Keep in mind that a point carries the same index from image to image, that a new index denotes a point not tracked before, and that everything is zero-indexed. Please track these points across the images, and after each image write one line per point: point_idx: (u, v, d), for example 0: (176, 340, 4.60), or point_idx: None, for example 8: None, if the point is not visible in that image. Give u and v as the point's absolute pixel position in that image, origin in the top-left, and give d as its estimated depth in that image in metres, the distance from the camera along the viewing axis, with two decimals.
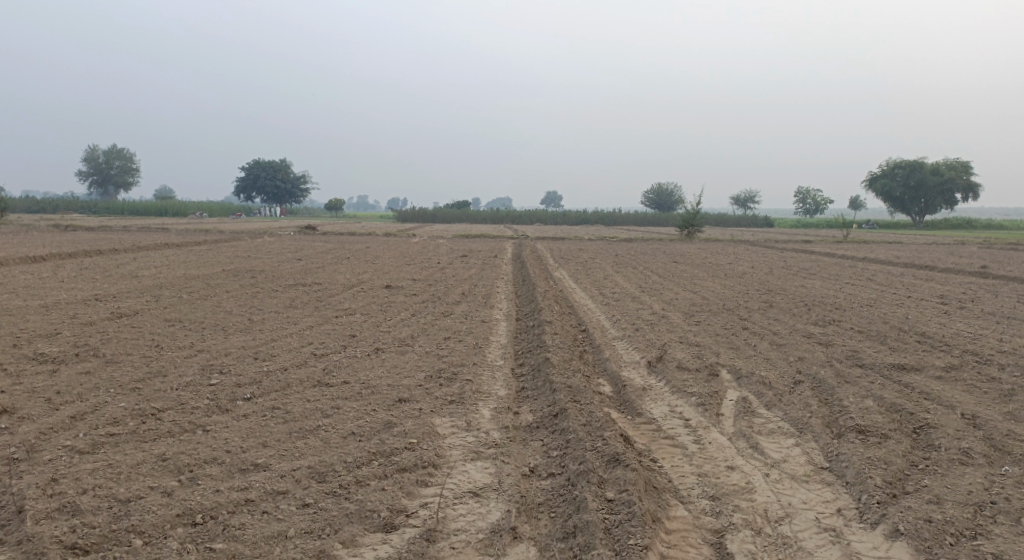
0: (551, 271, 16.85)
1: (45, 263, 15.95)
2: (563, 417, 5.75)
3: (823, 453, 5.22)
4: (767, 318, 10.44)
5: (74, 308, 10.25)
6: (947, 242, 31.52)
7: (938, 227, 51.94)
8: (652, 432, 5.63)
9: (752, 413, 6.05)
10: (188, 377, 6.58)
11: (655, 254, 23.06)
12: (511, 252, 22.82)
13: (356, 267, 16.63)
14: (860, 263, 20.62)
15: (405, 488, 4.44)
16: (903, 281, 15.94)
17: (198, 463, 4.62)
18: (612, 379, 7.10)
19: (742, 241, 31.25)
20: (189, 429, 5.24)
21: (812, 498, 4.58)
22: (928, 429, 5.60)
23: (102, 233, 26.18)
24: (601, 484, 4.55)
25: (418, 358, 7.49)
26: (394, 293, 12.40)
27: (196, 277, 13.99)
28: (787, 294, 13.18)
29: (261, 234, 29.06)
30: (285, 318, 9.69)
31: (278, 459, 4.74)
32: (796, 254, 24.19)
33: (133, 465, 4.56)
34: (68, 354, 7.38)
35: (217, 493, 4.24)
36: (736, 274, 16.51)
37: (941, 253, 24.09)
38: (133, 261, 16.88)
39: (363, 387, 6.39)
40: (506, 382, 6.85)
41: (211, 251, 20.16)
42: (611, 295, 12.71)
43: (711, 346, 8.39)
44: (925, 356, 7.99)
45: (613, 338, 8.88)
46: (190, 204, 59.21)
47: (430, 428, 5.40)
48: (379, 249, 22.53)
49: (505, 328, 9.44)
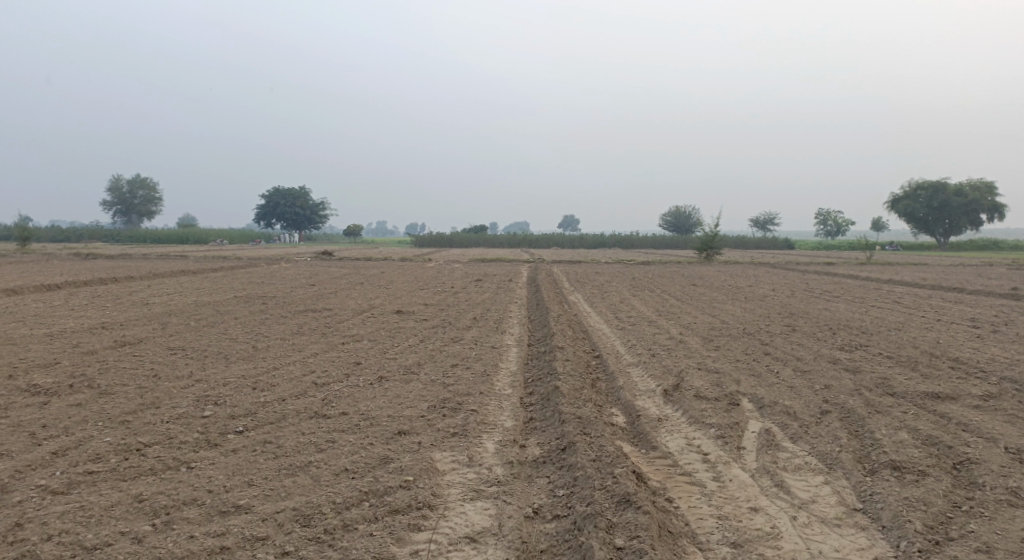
0: (566, 294, 16.51)
1: (58, 291, 15.89)
2: (571, 451, 5.37)
3: (855, 492, 4.79)
4: (789, 342, 9.99)
5: (78, 336, 10.03)
6: (973, 264, 30.64)
7: (963, 248, 50.97)
8: (667, 468, 5.23)
9: (776, 447, 5.62)
10: (181, 409, 6.29)
11: (673, 277, 22.64)
12: (528, 276, 22.48)
13: (368, 292, 16.41)
14: (885, 285, 20.04)
15: (396, 533, 4.09)
16: (931, 303, 15.38)
17: (176, 505, 4.32)
18: (626, 410, 6.70)
19: (762, 264, 30.61)
20: (172, 466, 4.93)
21: (845, 545, 4.15)
22: (969, 465, 5.14)
23: (122, 261, 26.22)
24: (611, 529, 4.15)
25: (422, 387, 7.14)
26: (405, 319, 12.10)
27: (207, 303, 13.81)
28: (810, 317, 12.73)
29: (277, 260, 28.98)
30: (290, 346, 9.40)
31: (262, 500, 4.41)
32: (820, 275, 23.61)
33: (106, 507, 4.26)
34: (61, 385, 7.13)
35: (190, 540, 3.93)
36: (757, 297, 16.04)
37: (968, 275, 23.38)
38: (145, 289, 16.75)
39: (362, 419, 6.05)
40: (513, 412, 6.47)
41: (225, 278, 20.08)
42: (627, 320, 12.31)
43: (731, 373, 7.96)
44: (960, 383, 7.49)
45: (628, 365, 8.49)
46: (211, 231, 59.68)
47: (429, 464, 5.03)
48: (393, 274, 22.39)
49: (516, 354, 9.08)
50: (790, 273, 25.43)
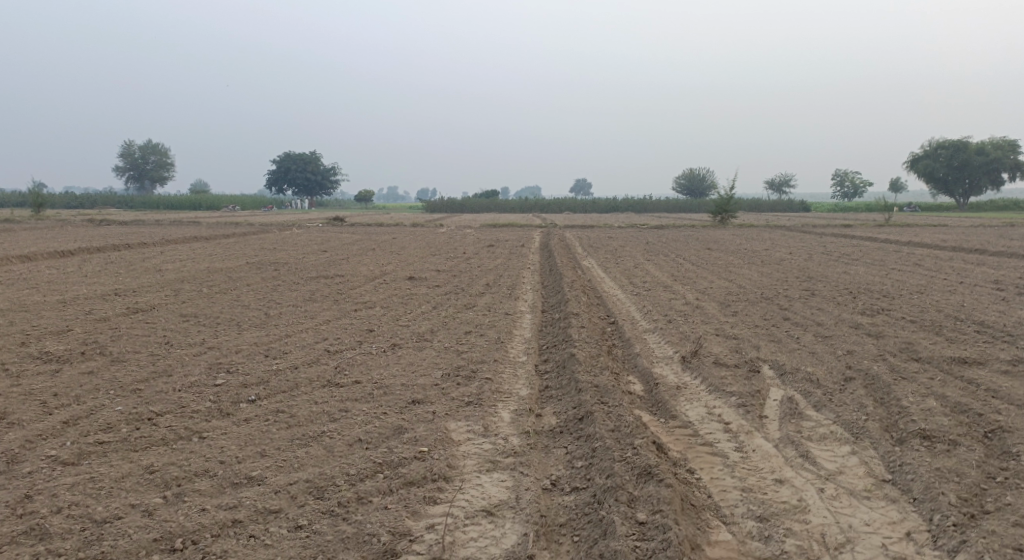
0: (579, 260, 16.32)
1: (71, 257, 15.87)
2: (589, 421, 5.24)
3: (883, 463, 4.63)
4: (809, 307, 9.77)
5: (91, 303, 9.99)
6: (994, 224, 30.10)
7: (984, 209, 50.07)
8: (688, 438, 5.09)
9: (800, 416, 5.47)
10: (193, 377, 6.20)
11: (688, 240, 22.33)
12: (541, 241, 22.26)
13: (380, 258, 16.28)
14: (905, 247, 19.69)
15: (411, 507, 3.99)
16: (953, 265, 15.04)
17: (188, 477, 4.23)
18: (643, 377, 6.56)
19: (777, 227, 30.13)
20: (184, 436, 4.85)
21: (875, 519, 4.00)
22: (1002, 433, 4.97)
23: (136, 227, 26.11)
24: (632, 503, 4.02)
25: (436, 355, 7.02)
26: (417, 285, 11.98)
27: (219, 270, 13.72)
28: (829, 281, 12.48)
29: (290, 226, 28.86)
30: (303, 313, 9.30)
31: (274, 472, 4.31)
32: (837, 238, 23.22)
33: (117, 479, 4.19)
34: (74, 353, 7.06)
35: (202, 513, 3.86)
36: (774, 261, 15.76)
37: (989, 237, 22.83)
38: (158, 254, 16.70)
39: (376, 387, 5.94)
40: (528, 380, 6.34)
41: (236, 244, 20.03)
42: (642, 285, 12.12)
43: (750, 339, 7.78)
44: (987, 348, 7.28)
45: (644, 331, 8.32)
46: (223, 197, 59.66)
47: (444, 435, 4.92)
48: (404, 239, 22.28)
49: (530, 321, 8.94)
50: (807, 235, 25.02)
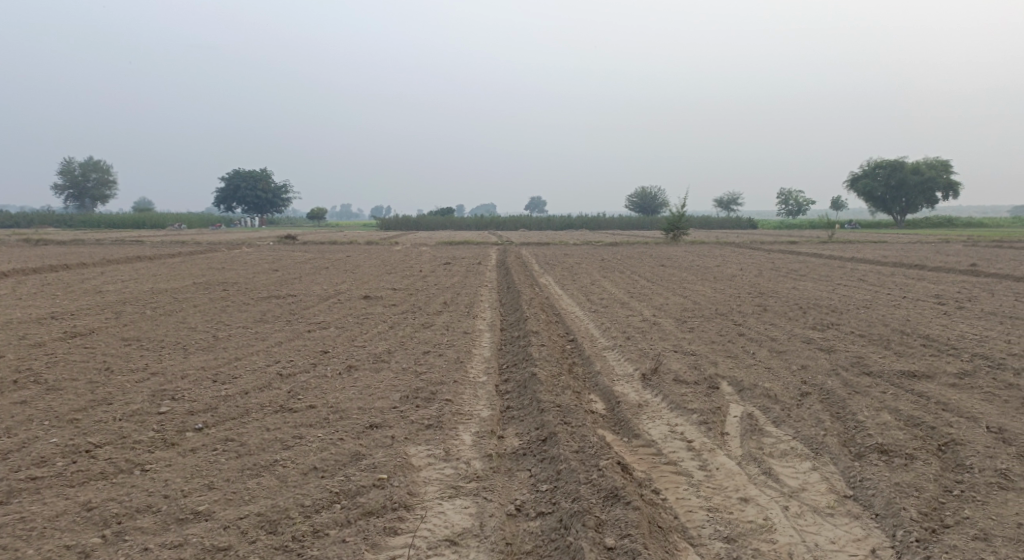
0: (535, 277, 16.30)
1: (4, 280, 15.10)
2: (552, 443, 5.14)
3: (844, 478, 4.66)
4: (762, 322, 9.90)
5: (24, 328, 9.46)
6: (931, 240, 31.28)
7: (921, 225, 52.10)
8: (652, 458, 5.04)
9: (761, 432, 5.48)
10: (135, 405, 5.89)
11: (642, 257, 22.57)
12: (496, 258, 22.20)
13: (333, 277, 15.96)
14: (850, 263, 20.25)
15: (371, 539, 3.82)
16: (896, 280, 15.50)
17: (130, 513, 3.97)
18: (605, 396, 6.50)
19: (727, 244, 30.75)
20: (125, 469, 4.57)
21: (840, 536, 4.00)
22: (955, 446, 5.05)
23: (75, 247, 25.08)
24: (599, 528, 3.93)
25: (393, 376, 6.83)
26: (372, 304, 11.73)
27: (163, 291, 13.22)
28: (780, 296, 12.71)
29: (238, 244, 28.10)
30: (253, 335, 8.98)
31: (224, 505, 4.08)
32: (785, 255, 23.77)
33: (50, 518, 3.91)
34: (4, 381, 6.64)
35: (145, 553, 3.61)
36: (727, 277, 16.01)
37: (928, 252, 23.68)
38: (98, 275, 16.02)
39: (331, 412, 5.72)
40: (489, 401, 6.21)
41: (183, 263, 19.40)
42: (599, 302, 12.13)
43: (707, 355, 7.82)
44: (934, 361, 7.46)
45: (603, 349, 8.28)
46: (169, 215, 58.03)
47: (404, 460, 4.76)
48: (358, 257, 21.96)
49: (489, 339, 8.82)
50: (757, 251, 25.57)
